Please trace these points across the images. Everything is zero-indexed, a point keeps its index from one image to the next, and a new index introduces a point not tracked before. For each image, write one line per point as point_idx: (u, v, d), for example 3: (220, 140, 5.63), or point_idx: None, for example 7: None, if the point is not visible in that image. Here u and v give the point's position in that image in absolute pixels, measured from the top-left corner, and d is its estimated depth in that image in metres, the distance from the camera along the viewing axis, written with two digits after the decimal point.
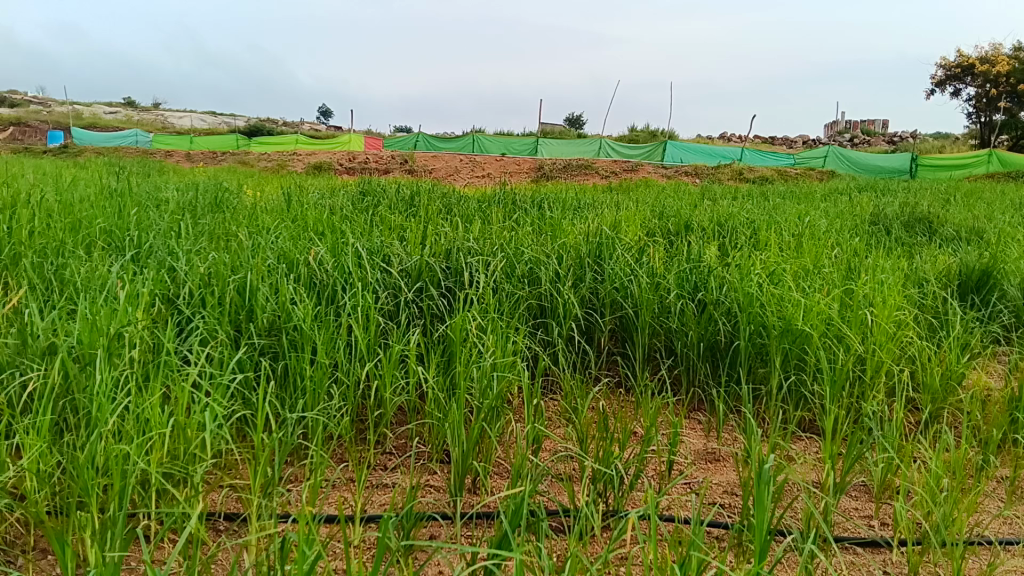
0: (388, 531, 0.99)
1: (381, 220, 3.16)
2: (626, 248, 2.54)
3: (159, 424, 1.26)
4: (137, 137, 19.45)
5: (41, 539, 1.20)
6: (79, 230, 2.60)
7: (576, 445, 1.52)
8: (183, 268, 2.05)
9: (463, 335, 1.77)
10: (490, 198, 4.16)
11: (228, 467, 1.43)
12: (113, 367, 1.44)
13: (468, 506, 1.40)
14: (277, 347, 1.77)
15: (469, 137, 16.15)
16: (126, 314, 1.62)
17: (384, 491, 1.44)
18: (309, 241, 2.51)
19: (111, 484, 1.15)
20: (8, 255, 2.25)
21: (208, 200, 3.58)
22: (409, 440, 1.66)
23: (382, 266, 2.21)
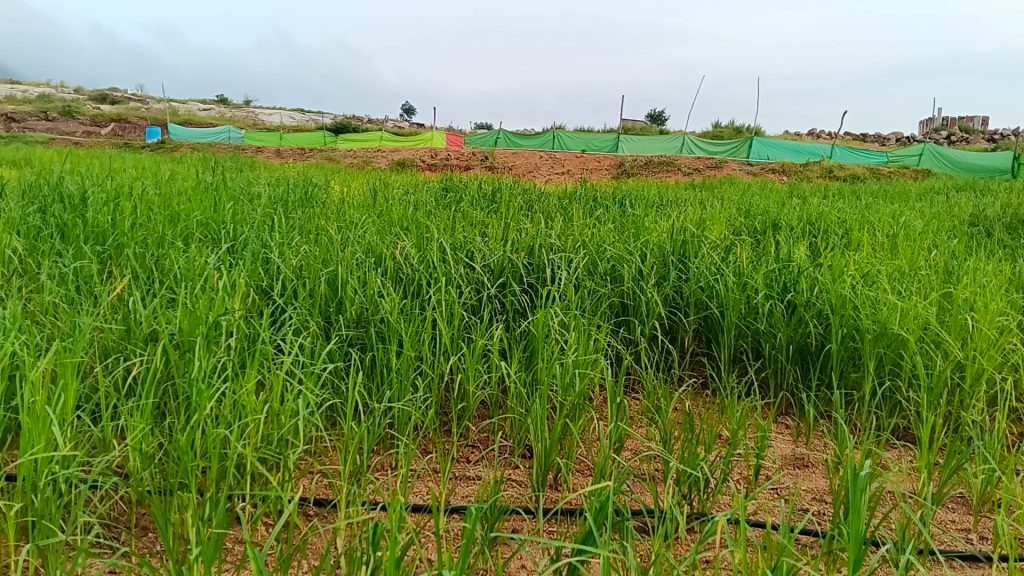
0: (475, 524, 1.00)
1: (466, 215, 3.19)
2: (712, 247, 2.49)
3: (254, 410, 1.31)
4: (228, 133, 20.15)
5: (143, 517, 1.26)
6: (178, 222, 2.71)
7: (659, 445, 1.50)
8: (275, 261, 2.11)
9: (546, 331, 1.77)
10: (571, 194, 4.15)
11: (318, 454, 1.47)
12: (210, 354, 1.50)
13: (551, 502, 1.40)
14: (365, 339, 1.81)
15: (550, 133, 16.15)
16: (222, 304, 1.68)
17: (467, 483, 1.45)
18: (395, 236, 2.56)
19: (210, 467, 1.20)
20: (113, 246, 2.36)
21: (297, 194, 3.68)
22: (492, 434, 1.68)
23: (466, 262, 2.23)
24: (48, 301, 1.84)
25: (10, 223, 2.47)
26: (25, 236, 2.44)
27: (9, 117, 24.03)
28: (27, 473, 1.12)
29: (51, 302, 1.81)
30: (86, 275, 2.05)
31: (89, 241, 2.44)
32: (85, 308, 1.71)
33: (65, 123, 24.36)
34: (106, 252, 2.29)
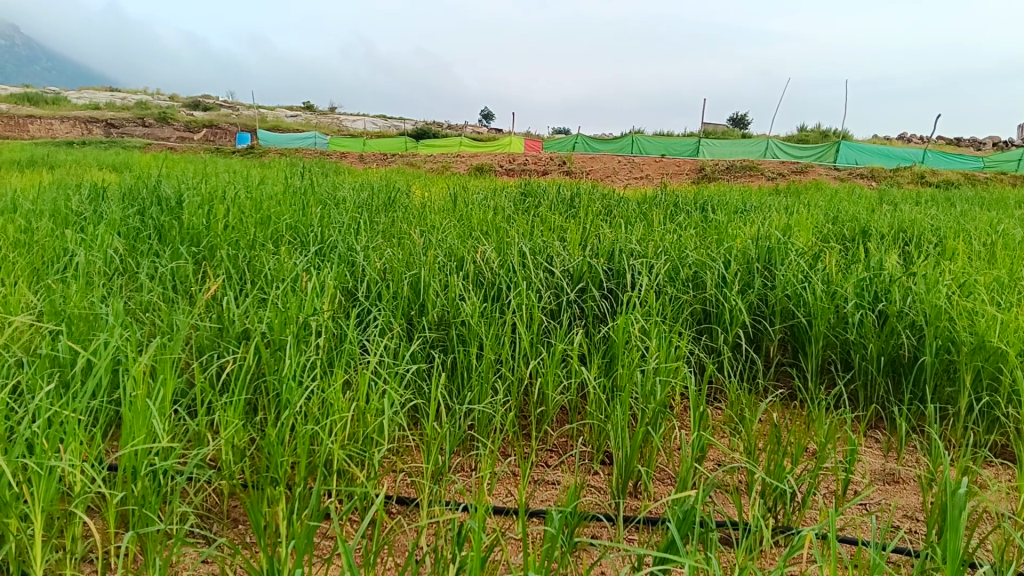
0: (556, 529, 1.00)
1: (545, 220, 3.19)
2: (799, 253, 2.43)
3: (341, 408, 1.35)
4: (313, 138, 20.73)
5: (234, 509, 1.30)
6: (268, 225, 2.80)
7: (743, 456, 1.48)
8: (361, 263, 2.17)
9: (626, 336, 1.76)
10: (651, 200, 4.11)
11: (401, 453, 1.49)
12: (300, 352, 1.55)
13: (631, 509, 1.39)
14: (446, 341, 1.84)
15: (629, 138, 16.10)
16: (311, 304, 1.74)
17: (547, 488, 1.45)
18: (476, 240, 2.58)
19: (299, 462, 1.24)
20: (208, 247, 2.46)
21: (380, 199, 3.75)
22: (572, 438, 1.67)
23: (546, 267, 2.23)
24: (147, 299, 1.92)
25: (112, 224, 2.60)
26: (126, 237, 2.56)
27: (109, 124, 25.23)
28: (129, 462, 1.18)
29: (151, 300, 1.90)
30: (182, 275, 2.14)
31: (184, 243, 2.55)
32: (182, 308, 1.79)
33: (161, 130, 25.45)
34: (201, 253, 2.39)
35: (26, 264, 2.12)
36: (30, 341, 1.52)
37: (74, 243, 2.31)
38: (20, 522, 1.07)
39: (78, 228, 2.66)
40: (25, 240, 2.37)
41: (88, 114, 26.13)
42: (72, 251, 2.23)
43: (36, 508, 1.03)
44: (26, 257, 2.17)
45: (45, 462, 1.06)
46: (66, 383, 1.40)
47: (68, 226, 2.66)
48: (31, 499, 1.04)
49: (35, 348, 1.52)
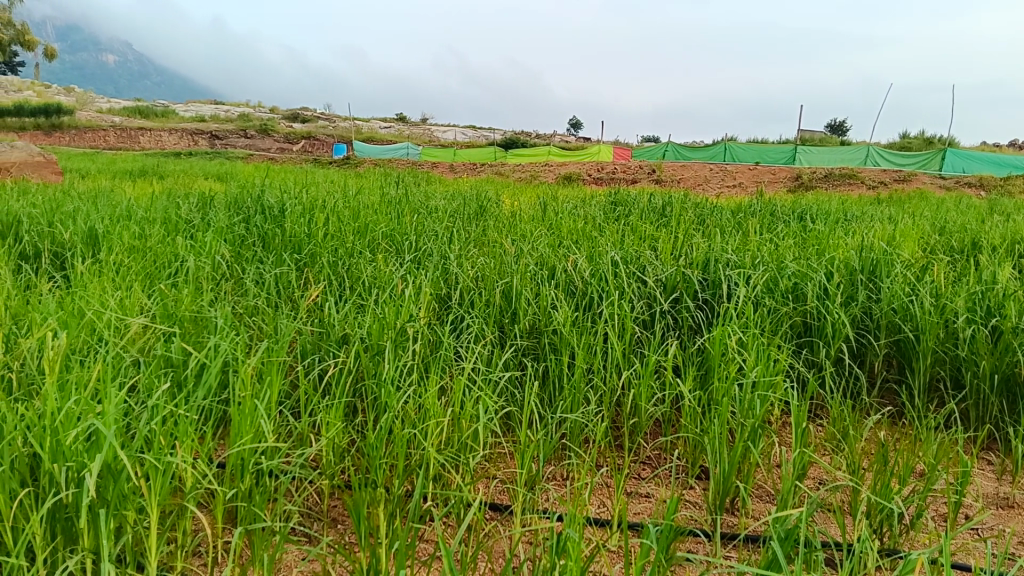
0: (650, 543, 1.00)
1: (637, 229, 3.16)
2: (905, 265, 2.34)
3: (437, 413, 1.37)
4: (404, 148, 21.22)
5: (333, 509, 1.34)
6: (365, 233, 2.88)
7: (846, 474, 1.43)
8: (455, 272, 2.20)
9: (722, 348, 1.73)
10: (746, 209, 4.02)
11: (495, 460, 1.51)
12: (397, 359, 1.59)
13: (728, 525, 1.36)
14: (539, 350, 1.85)
15: (721, 146, 15.86)
16: (408, 312, 1.78)
17: (642, 501, 1.44)
18: (567, 248, 2.59)
19: (396, 465, 1.27)
20: (308, 254, 2.54)
21: (472, 208, 3.80)
22: (665, 451, 1.65)
23: (639, 276, 2.22)
24: (252, 305, 2.00)
25: (219, 232, 2.73)
26: (232, 244, 2.67)
27: (214, 136, 26.38)
28: (236, 460, 1.22)
29: (256, 305, 1.98)
30: (285, 281, 2.22)
31: (286, 250, 2.64)
32: (285, 314, 1.85)
33: (261, 141, 26.46)
34: (302, 260, 2.48)
35: (141, 268, 2.24)
36: (146, 342, 1.60)
37: (184, 249, 2.43)
38: (137, 514, 1.12)
39: (188, 235, 2.79)
40: (140, 245, 2.50)
41: (194, 126, 27.37)
42: (183, 257, 2.34)
43: (152, 501, 1.08)
44: (141, 261, 2.29)
45: (159, 458, 1.11)
46: (180, 382, 1.47)
47: (179, 233, 2.80)
48: (147, 492, 1.09)
49: (150, 349, 1.59)
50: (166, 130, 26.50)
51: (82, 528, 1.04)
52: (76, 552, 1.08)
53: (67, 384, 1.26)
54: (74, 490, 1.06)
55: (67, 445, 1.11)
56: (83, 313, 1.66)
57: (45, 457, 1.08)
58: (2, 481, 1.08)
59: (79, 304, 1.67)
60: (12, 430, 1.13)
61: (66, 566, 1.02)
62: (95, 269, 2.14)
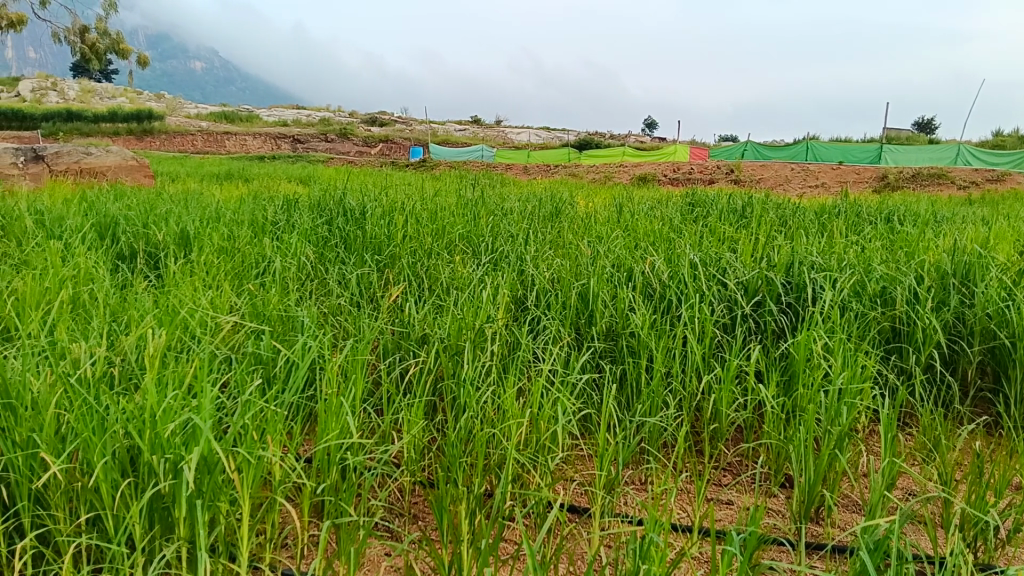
0: (733, 550, 0.99)
1: (715, 230, 3.11)
2: (1001, 268, 2.24)
3: (516, 414, 1.39)
4: (480, 150, 21.42)
5: (415, 507, 1.37)
6: (442, 234, 2.92)
7: (938, 486, 1.38)
8: (531, 273, 2.21)
9: (807, 353, 1.69)
10: (830, 209, 3.92)
11: (574, 462, 1.51)
12: (477, 360, 1.61)
13: (813, 534, 1.34)
14: (616, 352, 1.85)
15: (803, 145, 15.48)
16: (486, 313, 1.80)
17: (724, 508, 1.43)
18: (645, 250, 2.57)
19: (476, 465, 1.29)
20: (388, 256, 2.59)
21: (547, 209, 3.82)
22: (747, 458, 1.63)
23: (720, 279, 2.18)
24: (335, 306, 2.05)
25: (303, 234, 2.81)
26: (315, 245, 2.74)
27: (295, 139, 27.16)
28: (323, 456, 1.26)
29: (339, 305, 2.04)
30: (366, 282, 2.28)
31: (367, 251, 2.70)
32: (367, 315, 1.89)
33: (341, 144, 27.09)
34: (382, 262, 2.53)
35: (230, 268, 2.32)
36: (236, 340, 1.65)
37: (270, 250, 2.51)
38: (229, 506, 1.17)
39: (273, 237, 2.88)
40: (228, 246, 2.60)
41: (275, 130, 28.18)
42: (269, 258, 2.42)
43: (243, 494, 1.11)
44: (230, 261, 2.38)
45: (251, 451, 1.16)
46: (269, 379, 1.52)
47: (265, 234, 2.89)
48: (240, 484, 1.14)
49: (240, 346, 1.65)
50: (250, 134, 27.38)
51: (180, 518, 1.09)
52: (173, 541, 1.12)
53: (164, 380, 1.32)
54: (172, 482, 1.11)
55: (164, 438, 1.15)
56: (177, 311, 1.73)
57: (145, 449, 1.13)
58: (105, 471, 1.13)
59: (174, 302, 1.75)
60: (114, 422, 1.18)
61: (164, 555, 1.06)
62: (187, 269, 2.24)
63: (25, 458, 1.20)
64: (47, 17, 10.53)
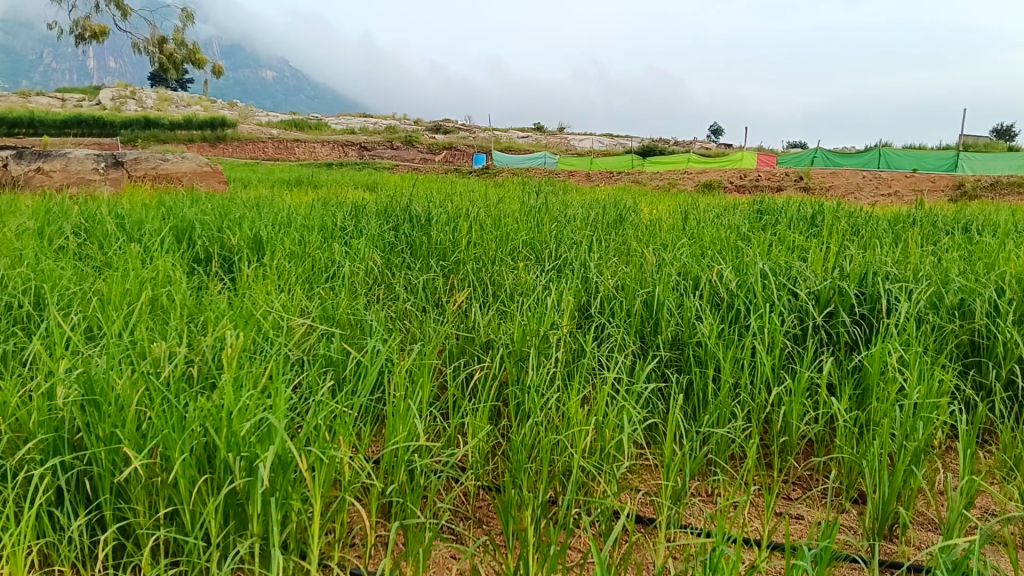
0: (805, 566, 0.97)
1: (784, 238, 3.06)
2: None
3: (581, 421, 1.39)
4: (543, 158, 21.47)
5: (479, 512, 1.38)
6: (507, 241, 2.93)
7: (1019, 506, 1.33)
8: (596, 280, 2.21)
9: (881, 366, 1.65)
10: (905, 219, 3.81)
11: (640, 472, 1.50)
12: (542, 367, 1.61)
13: (885, 553, 1.31)
14: (682, 362, 1.83)
15: (876, 153, 15.08)
16: (551, 319, 1.80)
17: (792, 522, 1.41)
18: (712, 258, 2.54)
19: (540, 471, 1.29)
20: (453, 262, 2.62)
21: (611, 216, 3.80)
22: (818, 472, 1.60)
23: (789, 288, 2.14)
24: (402, 310, 2.08)
25: (370, 239, 2.86)
26: (382, 251, 2.79)
27: (362, 147, 27.65)
28: (391, 457, 1.28)
29: (405, 310, 2.07)
30: (432, 288, 2.31)
31: (432, 258, 2.73)
32: (433, 320, 1.92)
33: (407, 151, 27.48)
34: (448, 268, 2.56)
35: (301, 272, 2.38)
36: (307, 342, 1.70)
37: (339, 255, 2.56)
38: (302, 504, 1.20)
39: (342, 242, 2.94)
40: (299, 251, 2.66)
41: (342, 138, 28.71)
42: (339, 263, 2.47)
43: (315, 493, 1.14)
44: (301, 265, 2.43)
45: (323, 451, 1.19)
46: (339, 381, 1.56)
47: (334, 240, 2.95)
48: (312, 483, 1.17)
49: (311, 348, 1.69)
50: (319, 142, 27.97)
51: (254, 514, 1.13)
52: (246, 537, 1.16)
53: (240, 380, 1.36)
54: (247, 479, 1.15)
55: (240, 437, 1.19)
56: (251, 313, 1.78)
57: (222, 446, 1.17)
58: (184, 467, 1.18)
59: (248, 304, 1.80)
60: (193, 420, 1.22)
61: (239, 550, 1.10)
62: (261, 273, 2.30)
63: (108, 452, 1.25)
64: (129, 28, 10.91)
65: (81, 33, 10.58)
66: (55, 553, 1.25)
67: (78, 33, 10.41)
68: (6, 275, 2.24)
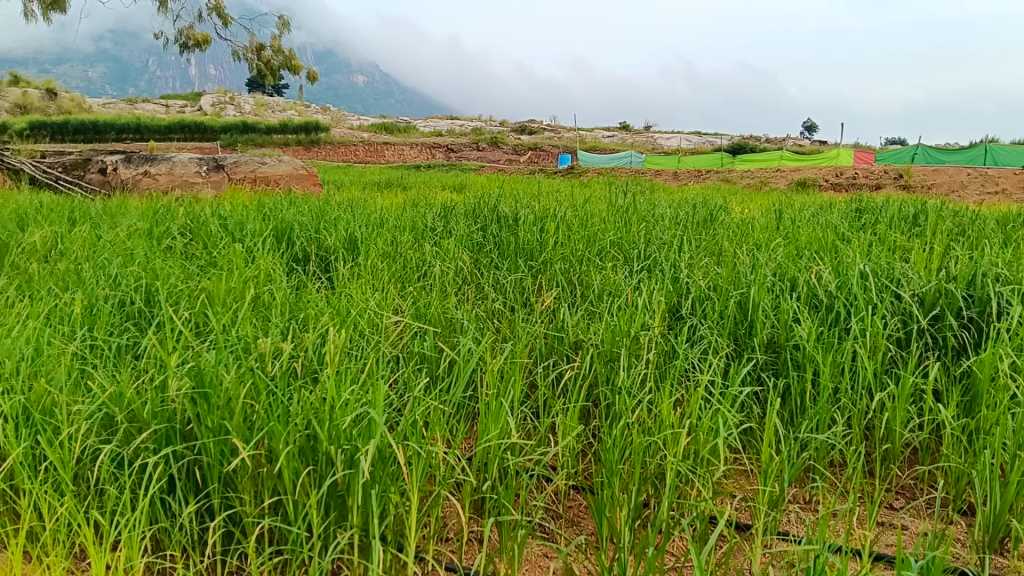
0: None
1: (885, 239, 2.94)
2: None
3: (674, 424, 1.38)
4: (630, 157, 21.30)
5: (571, 513, 1.39)
6: (595, 240, 2.93)
7: None
8: (687, 281, 2.19)
9: (992, 372, 1.58)
10: (1017, 217, 3.62)
11: (734, 477, 1.48)
12: (634, 368, 1.61)
13: (996, 567, 1.26)
14: (778, 365, 1.80)
15: (983, 149, 14.37)
16: (642, 320, 1.79)
17: (894, 532, 1.37)
18: (808, 258, 2.47)
19: (634, 472, 1.30)
20: (542, 262, 2.63)
21: (701, 216, 3.74)
22: (922, 482, 1.55)
23: (892, 290, 2.07)
24: (491, 309, 2.11)
25: (460, 240, 2.90)
26: (471, 251, 2.83)
27: (449, 149, 28.03)
28: (485, 454, 1.31)
29: (496, 310, 2.10)
30: (521, 288, 2.33)
31: (521, 258, 2.75)
32: (523, 320, 1.93)
33: (493, 152, 27.70)
34: (536, 268, 2.57)
35: (393, 271, 2.43)
36: (402, 340, 1.73)
37: (430, 255, 2.61)
38: (400, 498, 1.23)
39: (432, 242, 2.99)
40: (391, 251, 2.72)
41: (429, 140, 29.15)
42: (430, 262, 2.52)
43: (411, 487, 1.17)
44: (393, 265, 2.49)
45: (421, 447, 1.22)
46: (432, 378, 1.59)
47: (425, 240, 3.00)
48: (409, 478, 1.20)
49: (405, 345, 1.73)
50: (407, 144, 28.49)
51: (355, 507, 1.17)
52: (347, 528, 1.20)
53: (340, 376, 1.41)
54: (348, 472, 1.19)
55: (342, 430, 1.23)
56: (348, 311, 1.83)
57: (324, 440, 1.21)
58: (288, 459, 1.22)
59: (345, 303, 1.85)
60: (296, 413, 1.27)
61: (340, 540, 1.14)
62: (355, 272, 2.37)
63: (217, 443, 1.31)
64: (229, 36, 11.31)
65: (185, 42, 11.06)
66: (167, 539, 1.32)
67: (183, 42, 10.89)
68: (120, 273, 2.37)
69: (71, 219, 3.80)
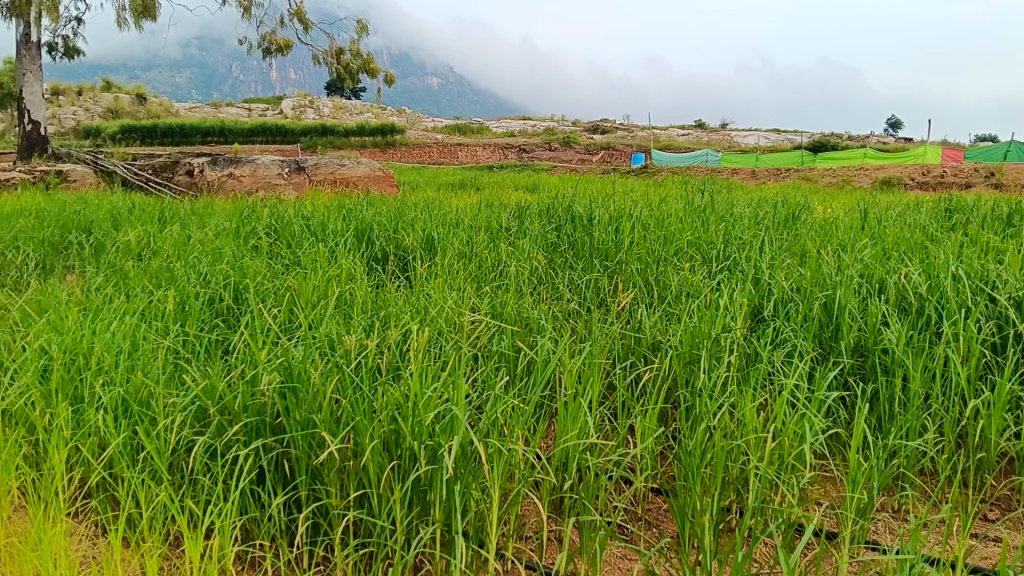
0: None
1: (977, 240, 2.83)
2: None
3: (758, 427, 1.36)
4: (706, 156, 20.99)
5: (650, 515, 1.39)
6: (672, 240, 2.90)
7: None
8: (769, 282, 2.15)
9: None
10: None
11: (819, 483, 1.45)
12: (715, 370, 1.59)
13: None
14: (865, 370, 1.75)
15: None
16: (723, 321, 1.77)
17: (988, 544, 1.32)
18: (895, 260, 2.40)
19: (716, 475, 1.29)
20: (619, 262, 2.62)
21: (781, 215, 3.67)
22: (1019, 493, 1.49)
23: (987, 293, 1.99)
24: (568, 310, 2.12)
25: (536, 240, 2.91)
26: (547, 252, 2.84)
27: (522, 149, 28.10)
28: (565, 453, 1.31)
29: (574, 310, 2.10)
30: (598, 289, 2.32)
31: (596, 258, 2.75)
32: (601, 320, 1.93)
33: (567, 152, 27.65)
34: (613, 268, 2.56)
35: (471, 271, 2.46)
36: (481, 338, 1.75)
37: (506, 255, 2.63)
38: (482, 495, 1.25)
39: (508, 242, 3.01)
40: (468, 250, 2.75)
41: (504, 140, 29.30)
42: (506, 262, 2.54)
43: (493, 483, 1.19)
44: (470, 265, 2.52)
45: (503, 445, 1.23)
46: (512, 377, 1.60)
47: (501, 240, 3.03)
48: (491, 474, 1.22)
49: (484, 344, 1.75)
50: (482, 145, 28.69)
51: (438, 502, 1.19)
52: (430, 522, 1.23)
53: (422, 373, 1.43)
54: (431, 467, 1.22)
55: (425, 426, 1.26)
56: (428, 310, 1.86)
57: (408, 436, 1.24)
58: (373, 453, 1.26)
59: (425, 302, 1.88)
60: (381, 409, 1.30)
61: (424, 535, 1.16)
62: (433, 271, 2.40)
63: (305, 437, 1.35)
64: (310, 40, 11.58)
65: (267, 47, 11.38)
66: (257, 528, 1.37)
67: (266, 47, 11.21)
68: (210, 271, 2.46)
69: (162, 218, 3.96)
